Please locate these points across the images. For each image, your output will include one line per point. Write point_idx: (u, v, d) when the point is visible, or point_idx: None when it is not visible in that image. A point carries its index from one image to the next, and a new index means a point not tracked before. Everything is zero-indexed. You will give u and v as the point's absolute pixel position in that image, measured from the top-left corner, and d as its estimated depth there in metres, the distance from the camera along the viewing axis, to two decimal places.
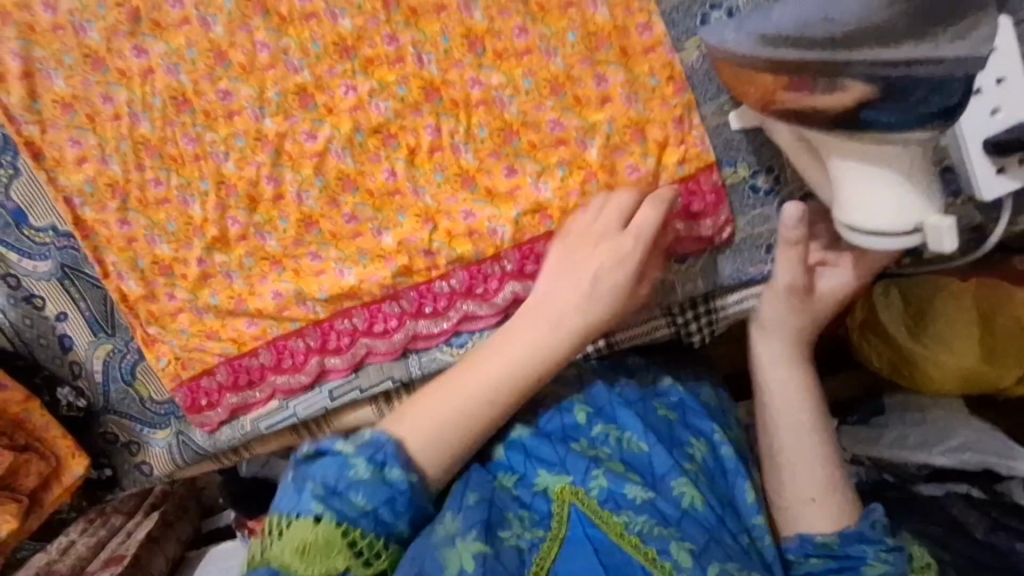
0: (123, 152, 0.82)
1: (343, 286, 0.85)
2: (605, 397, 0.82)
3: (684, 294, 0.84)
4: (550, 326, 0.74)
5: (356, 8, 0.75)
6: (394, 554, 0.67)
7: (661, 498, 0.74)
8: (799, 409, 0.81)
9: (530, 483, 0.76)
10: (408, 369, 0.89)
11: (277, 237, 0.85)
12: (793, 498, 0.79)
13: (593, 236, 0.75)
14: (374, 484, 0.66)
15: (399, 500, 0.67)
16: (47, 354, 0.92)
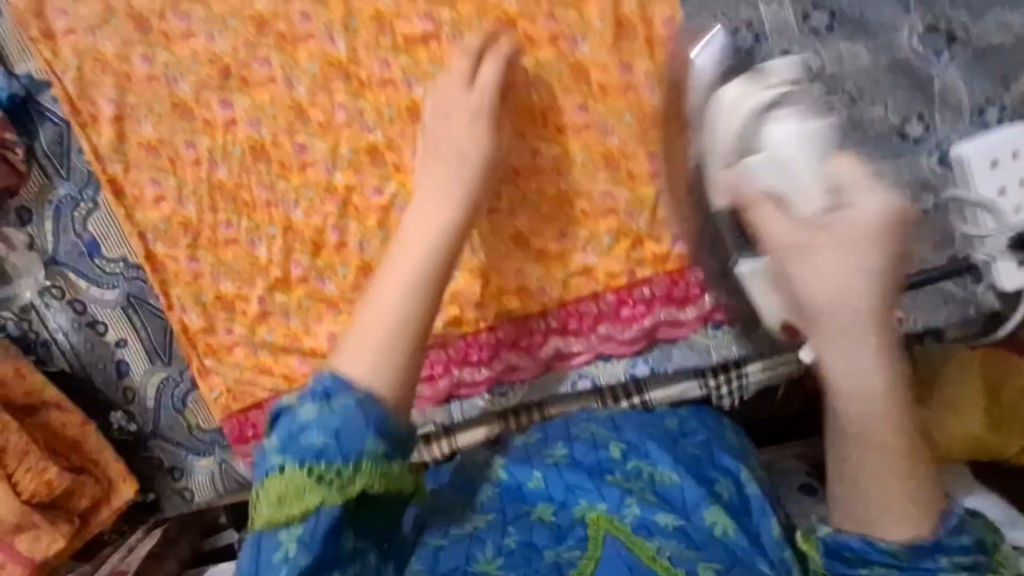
0: (199, 195, 0.88)
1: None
2: (634, 431, 0.84)
3: (719, 358, 0.87)
4: (436, 219, 0.74)
5: (431, 79, 0.81)
6: (374, 469, 0.63)
7: (692, 526, 0.74)
8: (863, 382, 0.62)
9: (568, 512, 0.76)
10: (450, 414, 0.94)
11: (336, 282, 0.90)
12: (874, 506, 0.65)
13: (440, 162, 0.75)
14: (323, 415, 0.63)
15: (355, 419, 0.63)
16: (102, 378, 0.97)
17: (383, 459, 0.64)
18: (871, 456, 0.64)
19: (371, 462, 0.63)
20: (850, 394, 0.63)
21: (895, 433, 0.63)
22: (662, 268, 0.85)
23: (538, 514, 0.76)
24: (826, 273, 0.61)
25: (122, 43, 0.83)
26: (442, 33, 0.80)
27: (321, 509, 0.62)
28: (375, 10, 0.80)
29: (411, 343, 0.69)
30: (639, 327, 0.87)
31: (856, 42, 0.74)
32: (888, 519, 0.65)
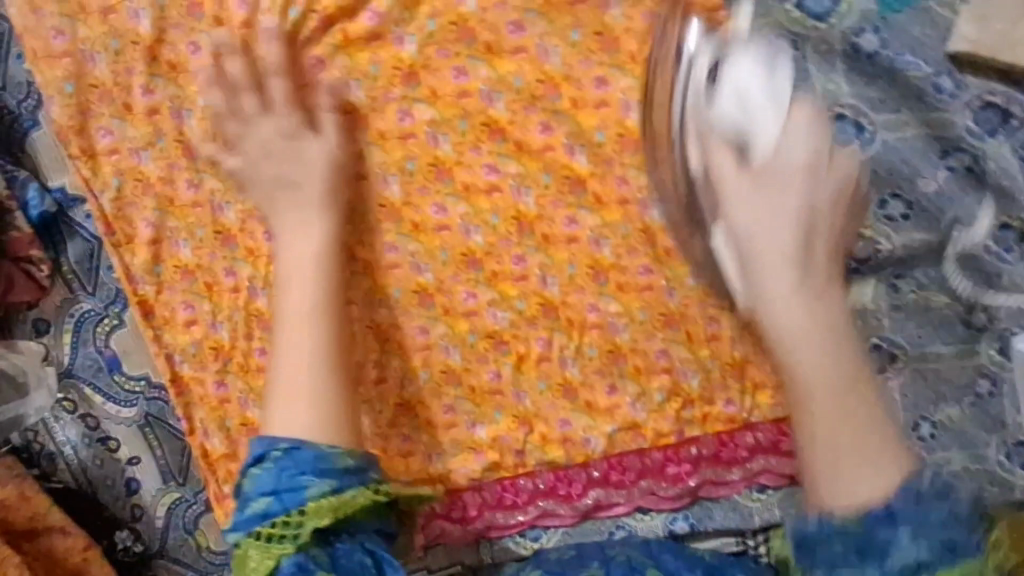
0: (234, 321, 0.83)
1: (430, 473, 0.86)
2: (676, 561, 0.80)
3: (761, 521, 0.85)
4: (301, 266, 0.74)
5: (490, 227, 0.79)
6: (319, 505, 0.65)
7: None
8: (810, 310, 0.60)
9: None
10: (478, 555, 0.89)
11: (372, 418, 0.85)
12: (832, 464, 0.58)
13: (285, 182, 0.75)
14: (261, 477, 0.66)
15: (290, 467, 0.66)
16: (108, 495, 0.91)
17: (329, 497, 0.65)
18: (822, 409, 0.59)
19: (317, 500, 0.65)
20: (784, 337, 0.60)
21: (835, 361, 0.60)
22: (712, 428, 0.83)
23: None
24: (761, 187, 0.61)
25: (167, 168, 0.82)
26: (506, 185, 0.78)
27: (281, 564, 0.64)
28: (432, 157, 0.78)
29: (313, 383, 0.70)
30: (683, 485, 0.84)
31: (929, 232, 0.74)
32: (852, 490, 0.57)
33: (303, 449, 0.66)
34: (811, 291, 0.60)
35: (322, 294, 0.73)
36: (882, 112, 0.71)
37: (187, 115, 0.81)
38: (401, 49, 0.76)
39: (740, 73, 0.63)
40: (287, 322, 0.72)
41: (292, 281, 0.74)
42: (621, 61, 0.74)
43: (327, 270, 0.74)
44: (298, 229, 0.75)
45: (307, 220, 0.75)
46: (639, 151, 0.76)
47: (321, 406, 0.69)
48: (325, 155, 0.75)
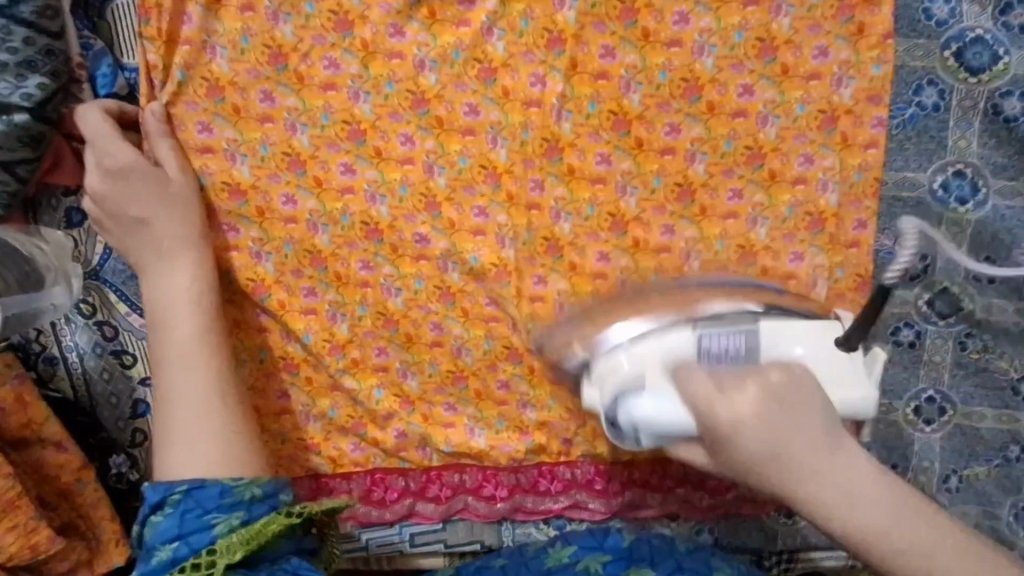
0: (284, 255, 0.77)
1: (471, 447, 0.83)
2: (699, 544, 0.80)
3: (782, 545, 0.88)
4: (178, 300, 0.71)
5: (582, 218, 0.76)
6: (230, 539, 0.61)
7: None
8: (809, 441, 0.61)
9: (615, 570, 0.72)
10: (499, 537, 0.88)
11: (420, 379, 0.82)
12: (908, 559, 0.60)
13: (157, 201, 0.71)
14: (166, 527, 0.62)
15: (192, 512, 0.62)
16: (107, 415, 0.83)
17: (238, 532, 0.61)
18: (834, 493, 0.60)
19: (228, 535, 0.62)
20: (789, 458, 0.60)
21: (876, 504, 0.60)
22: None
23: (585, 565, 0.73)
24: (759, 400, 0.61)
25: (244, 73, 0.73)
26: (612, 180, 0.75)
27: None
28: (549, 131, 0.74)
29: (212, 417, 0.68)
30: (719, 498, 0.85)
31: (1008, 299, 0.77)
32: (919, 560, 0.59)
33: (205, 487, 0.64)
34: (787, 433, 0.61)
35: (205, 325, 0.71)
36: (999, 177, 0.73)
37: (284, 19, 0.73)
38: (559, 12, 0.72)
39: (699, 376, 0.64)
40: (169, 366, 0.69)
41: (168, 337, 0.70)
42: (774, 72, 0.72)
43: (207, 303, 0.72)
44: (165, 266, 0.72)
45: (174, 258, 0.71)
46: (764, 167, 0.74)
47: (229, 442, 0.68)
48: (179, 176, 0.73)
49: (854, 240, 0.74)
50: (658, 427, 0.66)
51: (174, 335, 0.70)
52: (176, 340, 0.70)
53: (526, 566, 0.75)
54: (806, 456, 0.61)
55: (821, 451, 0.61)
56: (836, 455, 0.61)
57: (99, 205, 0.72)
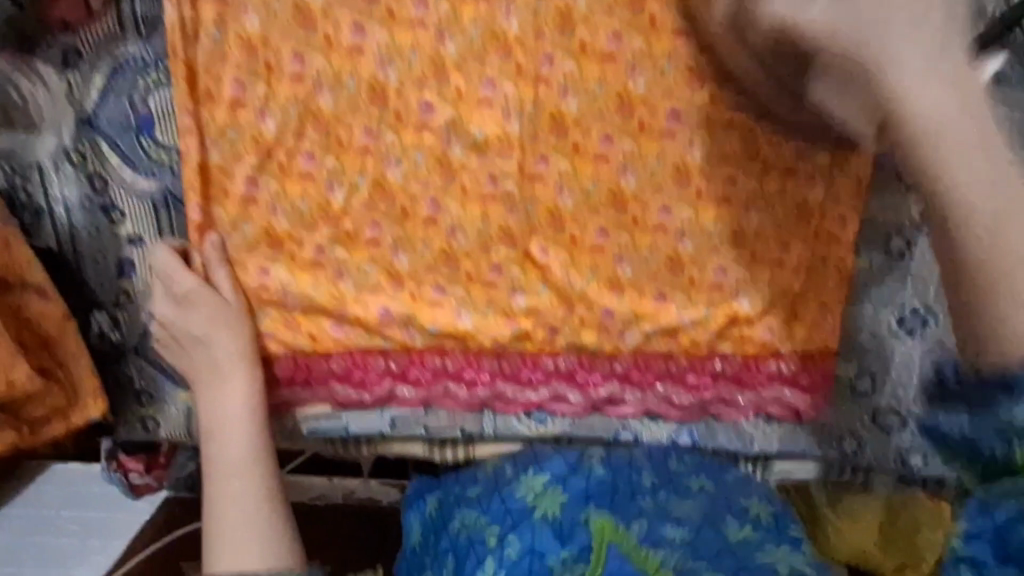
0: (287, 116, 0.76)
1: (457, 329, 0.83)
2: (662, 472, 0.82)
3: (759, 450, 0.90)
4: (223, 395, 0.75)
5: (589, 98, 0.77)
6: None
7: (699, 542, 0.71)
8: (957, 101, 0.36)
9: (572, 513, 0.74)
10: (480, 426, 0.88)
11: (411, 258, 0.81)
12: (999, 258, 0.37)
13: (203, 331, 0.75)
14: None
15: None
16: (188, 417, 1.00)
17: None
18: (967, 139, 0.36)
19: None
20: (923, 169, 0.37)
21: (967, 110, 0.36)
22: (742, 349, 0.86)
23: (543, 510, 0.74)
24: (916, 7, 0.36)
25: None
26: (622, 59, 0.77)
27: None
28: (564, 4, 0.75)
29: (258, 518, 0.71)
30: (697, 396, 0.87)
31: None
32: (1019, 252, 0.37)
33: None
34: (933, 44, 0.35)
35: (255, 423, 0.74)
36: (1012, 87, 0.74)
37: None
38: None
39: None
40: (222, 464, 0.73)
41: (223, 433, 0.74)
42: None
43: (257, 404, 0.75)
44: (218, 380, 0.75)
45: (228, 374, 0.75)
46: None
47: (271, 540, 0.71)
48: (233, 302, 0.78)
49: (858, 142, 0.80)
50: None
51: (223, 454, 0.73)
52: (231, 447, 0.73)
53: (498, 494, 0.79)
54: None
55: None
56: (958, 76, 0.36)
57: (166, 328, 0.76)
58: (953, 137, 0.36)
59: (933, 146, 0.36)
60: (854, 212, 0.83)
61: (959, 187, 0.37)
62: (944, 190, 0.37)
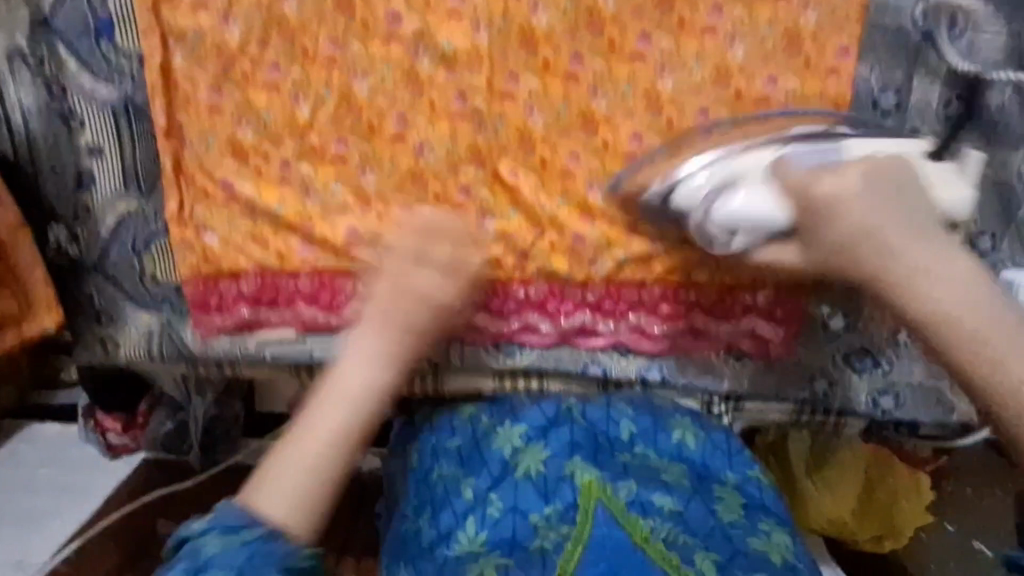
0: (250, 22, 0.74)
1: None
2: (645, 414, 0.85)
3: (729, 388, 0.90)
4: (381, 349, 0.70)
5: (561, 13, 0.75)
6: None
7: (689, 514, 0.73)
8: (893, 212, 0.55)
9: (555, 467, 0.78)
10: (448, 356, 0.88)
11: (378, 177, 0.80)
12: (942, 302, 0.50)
13: (410, 293, 0.73)
14: (230, 549, 0.56)
15: (261, 555, 0.56)
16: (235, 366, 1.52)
17: None
18: (921, 260, 0.52)
19: None
20: (850, 250, 0.55)
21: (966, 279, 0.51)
22: (715, 280, 0.84)
23: (525, 468, 0.79)
24: (860, 176, 0.57)
25: None
26: None
27: None
28: None
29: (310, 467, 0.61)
30: (671, 326, 0.86)
31: (980, 142, 0.77)
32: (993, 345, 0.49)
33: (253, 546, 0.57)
34: (872, 192, 0.56)
35: (393, 379, 0.68)
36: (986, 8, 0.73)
37: None
38: None
39: (798, 160, 0.64)
40: (320, 415, 0.63)
41: (343, 387, 0.65)
42: None
43: (393, 342, 0.70)
44: (376, 326, 0.71)
45: (371, 311, 0.71)
46: None
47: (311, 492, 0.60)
48: (392, 264, 0.74)
49: (834, 68, 0.75)
50: (753, 220, 0.65)
51: (327, 413, 0.63)
52: (343, 389, 0.65)
53: (478, 450, 0.83)
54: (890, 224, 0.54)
55: (879, 196, 0.55)
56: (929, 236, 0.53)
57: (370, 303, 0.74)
58: (921, 254, 0.52)
59: (860, 237, 0.54)
60: None
61: (939, 306, 0.50)
62: (923, 298, 0.51)
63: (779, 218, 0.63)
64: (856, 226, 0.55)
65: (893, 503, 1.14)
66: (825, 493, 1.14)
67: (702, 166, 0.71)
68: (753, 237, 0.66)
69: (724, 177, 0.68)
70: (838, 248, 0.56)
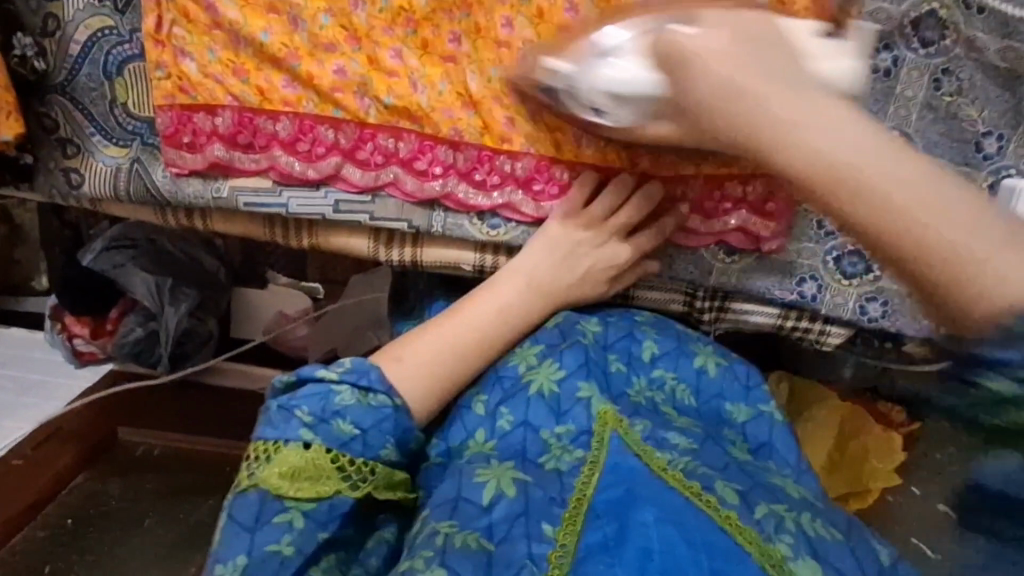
0: None
1: (413, 104, 0.78)
2: (670, 337, 0.86)
3: (715, 283, 0.87)
4: (525, 287, 0.81)
5: None
6: (384, 474, 0.72)
7: (705, 453, 0.72)
8: (768, 75, 0.49)
9: (571, 388, 0.77)
10: (429, 222, 0.83)
11: (370, 12, 0.77)
12: (873, 197, 0.45)
13: (565, 244, 0.81)
14: (361, 409, 0.71)
15: (386, 424, 0.72)
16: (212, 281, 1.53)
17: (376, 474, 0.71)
18: (859, 147, 0.45)
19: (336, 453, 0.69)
20: (761, 146, 0.48)
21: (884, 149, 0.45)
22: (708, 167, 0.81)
23: (540, 386, 0.77)
24: (733, 40, 0.52)
25: None
26: None
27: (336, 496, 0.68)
28: None
29: (461, 358, 0.78)
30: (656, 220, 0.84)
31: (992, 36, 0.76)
32: (922, 219, 0.43)
33: (357, 407, 0.71)
34: (746, 58, 0.50)
35: (531, 308, 0.81)
36: None
37: None
38: None
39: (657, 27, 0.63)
40: (472, 316, 0.79)
41: (505, 295, 0.80)
42: None
43: (543, 279, 0.81)
44: (519, 262, 0.81)
45: (535, 253, 0.81)
46: None
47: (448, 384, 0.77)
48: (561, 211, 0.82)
49: None
50: (636, 92, 0.64)
51: (474, 312, 0.79)
52: (505, 301, 0.80)
53: (495, 371, 0.80)
54: (808, 90, 0.49)
55: (751, 61, 0.50)
56: (837, 107, 0.47)
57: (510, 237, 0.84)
58: (784, 103, 0.48)
59: (773, 124, 0.48)
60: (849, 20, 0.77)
61: (861, 181, 0.45)
62: (846, 185, 0.45)
63: (652, 85, 0.62)
64: (776, 120, 0.48)
65: (862, 461, 1.14)
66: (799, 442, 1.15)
67: (582, 71, 0.68)
68: (637, 110, 0.66)
69: (598, 49, 0.68)
70: (771, 157, 0.48)
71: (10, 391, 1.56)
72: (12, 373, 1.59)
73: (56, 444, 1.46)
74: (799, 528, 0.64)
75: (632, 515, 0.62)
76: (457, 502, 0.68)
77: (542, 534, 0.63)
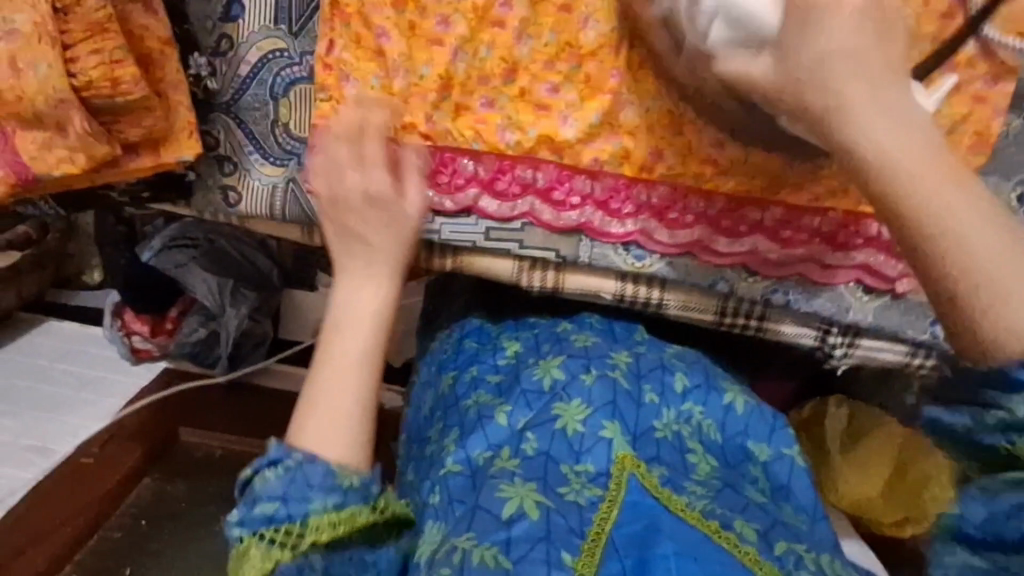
0: None
1: (556, 136, 0.79)
2: (698, 371, 0.84)
3: (851, 321, 0.87)
4: (367, 273, 0.75)
5: None
6: (320, 522, 0.67)
7: (722, 497, 0.70)
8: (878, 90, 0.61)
9: (594, 426, 0.73)
10: (576, 251, 0.84)
11: (533, 47, 0.78)
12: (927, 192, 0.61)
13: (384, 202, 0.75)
14: (270, 482, 0.68)
15: (300, 479, 0.68)
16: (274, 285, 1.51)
17: (320, 518, 0.67)
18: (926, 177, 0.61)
19: (271, 528, 0.67)
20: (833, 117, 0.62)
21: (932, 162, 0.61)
22: (843, 206, 0.82)
23: (565, 423, 0.74)
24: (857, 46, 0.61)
25: None
26: None
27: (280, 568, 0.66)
28: None
29: (349, 387, 0.73)
30: (789, 251, 0.84)
31: None
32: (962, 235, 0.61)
33: (262, 486, 0.68)
34: (888, 95, 0.61)
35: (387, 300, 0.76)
36: None
37: None
38: None
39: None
40: (340, 341, 0.75)
41: (361, 303, 0.75)
42: None
43: (383, 253, 0.75)
44: (362, 270, 0.75)
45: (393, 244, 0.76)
46: None
47: (354, 418, 0.72)
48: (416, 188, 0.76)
49: None
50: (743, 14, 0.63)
51: (346, 340, 0.74)
52: (366, 306, 0.75)
53: (516, 382, 0.80)
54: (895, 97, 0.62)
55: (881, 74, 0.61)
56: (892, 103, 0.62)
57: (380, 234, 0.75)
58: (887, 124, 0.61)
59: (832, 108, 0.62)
60: (1010, 74, 0.78)
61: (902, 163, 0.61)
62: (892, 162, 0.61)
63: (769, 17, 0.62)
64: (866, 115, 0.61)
65: (924, 491, 1.06)
66: (849, 470, 1.09)
67: None
68: (731, 34, 0.65)
69: None
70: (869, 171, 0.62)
71: (71, 386, 1.52)
72: (65, 368, 1.55)
73: (120, 443, 1.42)
74: (820, 568, 0.64)
75: (655, 546, 0.60)
76: (475, 510, 0.66)
77: (562, 560, 0.60)
